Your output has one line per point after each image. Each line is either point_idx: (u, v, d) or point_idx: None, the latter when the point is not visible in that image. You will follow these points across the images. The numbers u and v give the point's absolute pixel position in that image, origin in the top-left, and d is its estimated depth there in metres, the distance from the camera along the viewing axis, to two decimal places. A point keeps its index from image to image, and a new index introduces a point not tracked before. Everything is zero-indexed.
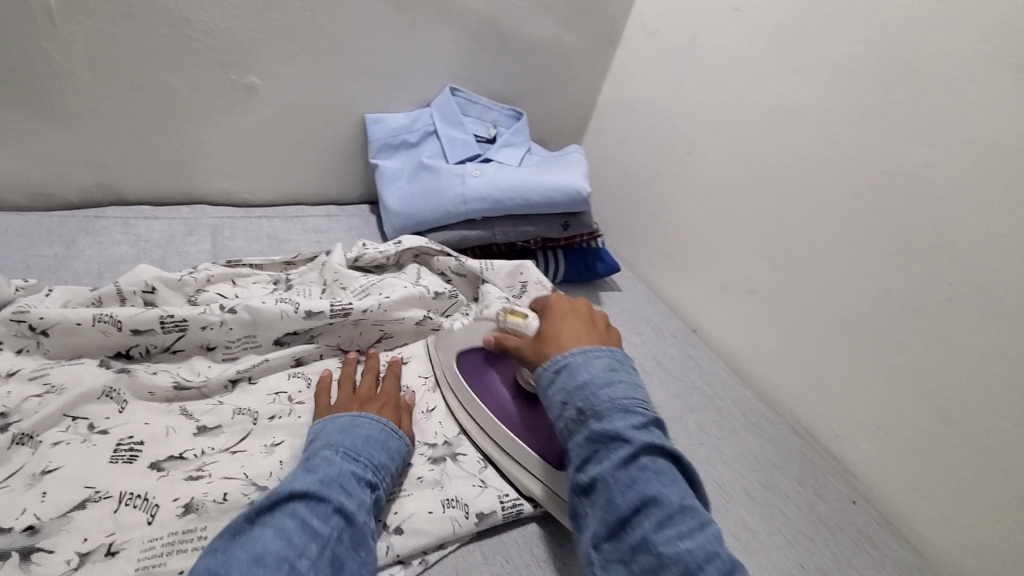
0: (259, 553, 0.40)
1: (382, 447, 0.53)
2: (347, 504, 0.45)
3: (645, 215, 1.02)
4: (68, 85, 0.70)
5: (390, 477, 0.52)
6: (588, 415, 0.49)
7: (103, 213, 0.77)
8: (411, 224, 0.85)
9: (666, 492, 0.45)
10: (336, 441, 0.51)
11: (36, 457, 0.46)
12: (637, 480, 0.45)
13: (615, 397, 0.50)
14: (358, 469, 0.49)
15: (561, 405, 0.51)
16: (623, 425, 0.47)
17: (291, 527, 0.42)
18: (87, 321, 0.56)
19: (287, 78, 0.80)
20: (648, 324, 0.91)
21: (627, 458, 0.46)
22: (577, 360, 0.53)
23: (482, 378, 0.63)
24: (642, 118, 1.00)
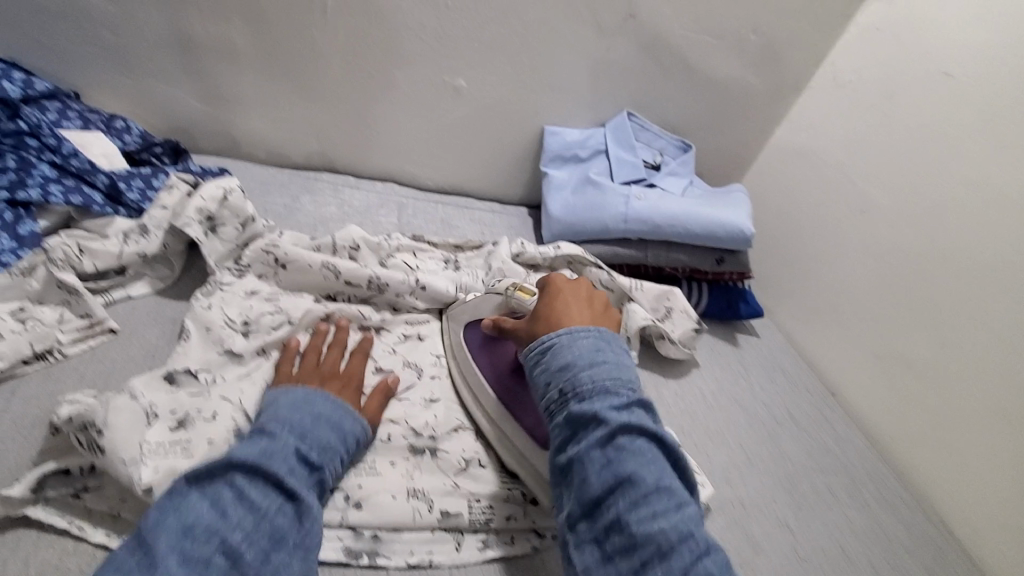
0: (191, 524, 0.38)
1: (334, 424, 0.50)
2: (291, 481, 0.43)
3: (799, 266, 1.00)
4: (320, 69, 0.84)
5: (339, 459, 0.49)
6: (570, 394, 0.49)
7: (318, 177, 0.92)
8: (568, 233, 0.90)
9: (644, 472, 0.44)
10: (284, 414, 0.48)
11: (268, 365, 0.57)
12: (613, 459, 0.45)
13: (598, 378, 0.49)
14: (305, 447, 0.46)
15: (545, 386, 0.52)
16: (601, 405, 0.47)
17: (226, 496, 0.40)
18: (315, 266, 0.67)
19: (489, 84, 0.89)
20: (785, 375, 0.89)
21: (606, 438, 0.46)
22: (563, 342, 0.53)
23: (480, 355, 0.64)
24: (815, 169, 0.98)
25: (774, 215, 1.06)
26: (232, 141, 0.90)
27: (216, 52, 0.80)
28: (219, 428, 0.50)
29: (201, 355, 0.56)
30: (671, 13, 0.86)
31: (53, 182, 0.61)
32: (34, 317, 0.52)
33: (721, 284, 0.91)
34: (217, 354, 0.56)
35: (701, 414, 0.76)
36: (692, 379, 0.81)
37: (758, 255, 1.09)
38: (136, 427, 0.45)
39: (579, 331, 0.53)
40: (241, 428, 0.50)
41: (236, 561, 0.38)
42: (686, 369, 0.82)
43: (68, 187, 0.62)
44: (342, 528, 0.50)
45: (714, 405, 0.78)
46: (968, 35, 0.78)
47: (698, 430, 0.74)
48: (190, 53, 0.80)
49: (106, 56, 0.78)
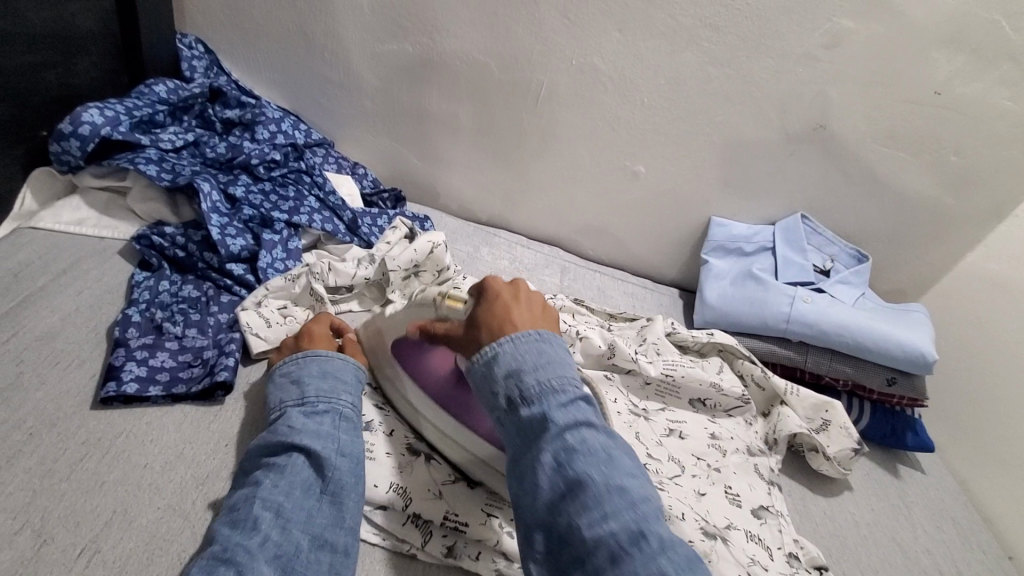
0: (234, 503, 0.46)
1: (327, 374, 0.57)
2: (302, 436, 0.50)
3: (986, 405, 0.89)
4: (519, 144, 0.97)
5: (344, 400, 0.55)
6: (517, 402, 0.47)
7: (498, 233, 1.03)
8: (723, 321, 0.91)
9: (595, 473, 0.42)
10: (282, 388, 0.56)
11: None
12: (564, 460, 0.43)
13: (543, 380, 0.47)
14: (307, 405, 0.53)
15: (492, 396, 0.49)
16: (548, 407, 0.45)
17: (257, 474, 0.48)
18: None
19: (665, 173, 0.96)
20: (956, 525, 0.79)
21: (556, 441, 0.44)
22: (506, 351, 0.49)
23: (417, 365, 0.61)
24: (1014, 302, 0.89)
25: (957, 343, 0.97)
26: (432, 193, 1.05)
27: (440, 122, 0.97)
28: (396, 442, 0.61)
29: None
30: (863, 127, 0.87)
31: (317, 211, 0.78)
32: (291, 314, 0.66)
33: (887, 407, 0.85)
34: None
35: (853, 543, 0.70)
36: (845, 502, 0.75)
37: (932, 383, 1.00)
38: None
39: (520, 337, 0.49)
40: (411, 446, 0.62)
41: (278, 514, 0.45)
42: (839, 490, 0.77)
43: (325, 217, 0.78)
44: (497, 555, 0.55)
45: (868, 536, 0.72)
46: None
47: (847, 559, 0.68)
48: (421, 121, 0.97)
49: (360, 118, 0.99)
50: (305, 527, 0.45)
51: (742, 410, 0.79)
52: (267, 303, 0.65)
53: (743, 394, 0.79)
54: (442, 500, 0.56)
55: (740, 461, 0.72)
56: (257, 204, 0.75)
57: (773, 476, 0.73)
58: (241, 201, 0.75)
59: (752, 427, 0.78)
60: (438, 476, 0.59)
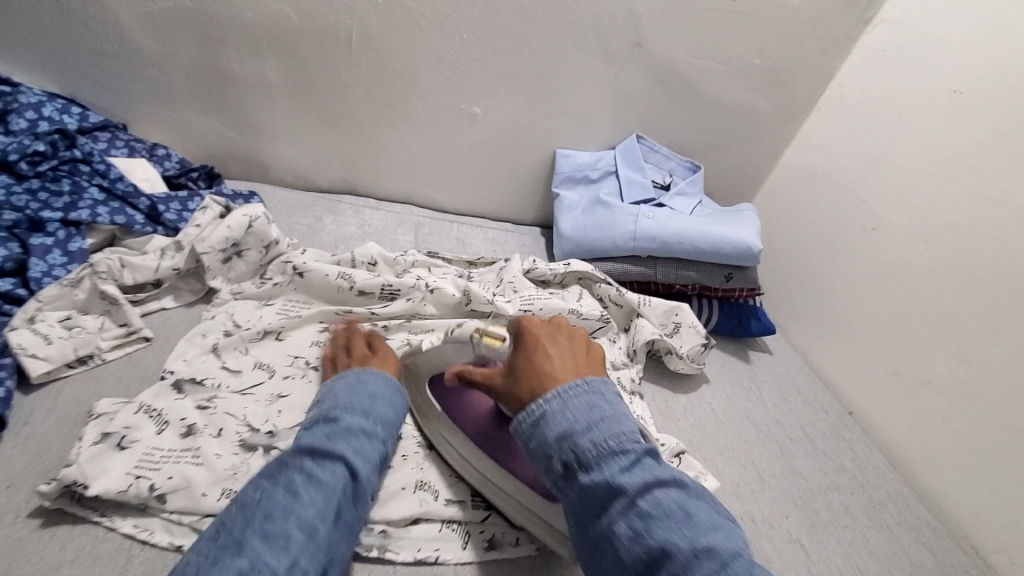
0: (268, 510, 0.42)
1: (391, 407, 0.56)
2: (354, 455, 0.48)
3: (812, 283, 1.00)
4: (343, 101, 0.90)
5: (394, 431, 0.55)
6: (575, 466, 0.46)
7: (341, 199, 0.97)
8: (579, 250, 0.93)
9: (676, 538, 0.40)
10: (344, 398, 0.53)
11: (274, 382, 0.60)
12: (641, 530, 0.41)
13: (598, 440, 0.46)
14: (367, 422, 0.51)
15: (547, 461, 0.48)
16: (611, 471, 0.44)
17: (299, 481, 0.45)
18: (332, 275, 0.71)
19: (501, 112, 0.94)
20: (799, 393, 0.88)
21: (627, 505, 0.42)
22: (556, 409, 0.48)
23: (456, 403, 0.61)
24: (825, 188, 0.99)
25: (787, 233, 1.06)
26: (261, 167, 0.96)
27: (249, 86, 0.87)
28: (227, 441, 0.53)
29: (228, 358, 0.61)
30: (677, 42, 0.90)
31: (100, 204, 0.68)
32: (79, 326, 0.58)
33: (732, 301, 0.92)
34: (245, 359, 0.62)
35: (710, 429, 0.76)
36: (702, 394, 0.82)
37: (771, 273, 1.10)
38: (157, 438, 0.51)
39: (568, 390, 0.49)
40: (247, 441, 0.54)
41: (313, 536, 0.42)
42: (696, 383, 0.83)
43: (114, 208, 0.68)
44: None
45: (723, 420, 0.78)
46: (976, 53, 0.78)
47: (707, 444, 0.74)
48: (226, 87, 0.87)
49: (153, 94, 0.87)
50: (331, 553, 0.43)
51: (603, 330, 0.82)
52: (44, 318, 0.57)
53: (602, 316, 0.82)
54: None
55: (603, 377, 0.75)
56: (20, 207, 0.65)
57: (634, 386, 0.76)
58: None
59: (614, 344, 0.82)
60: None
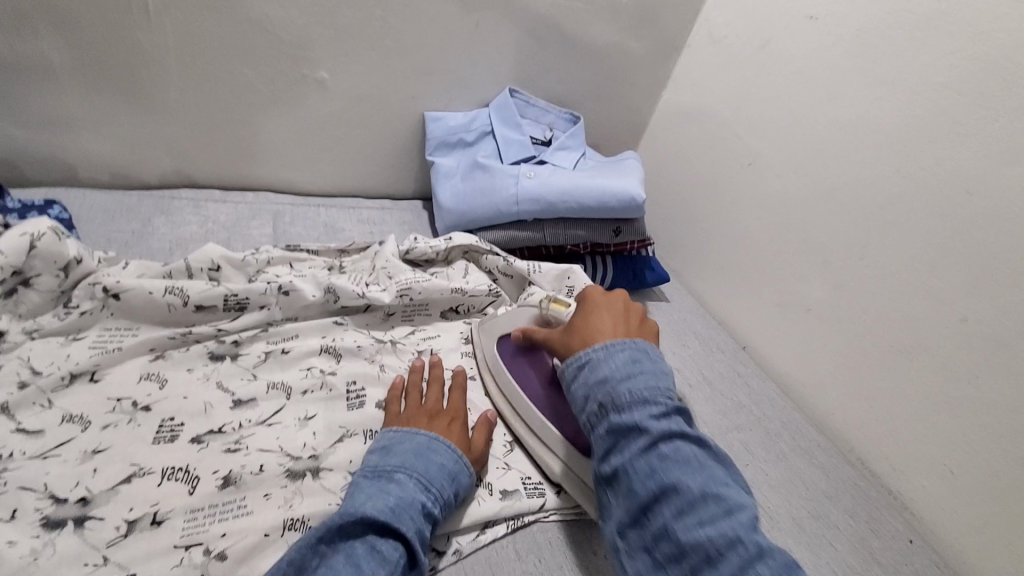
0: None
1: (453, 478, 0.51)
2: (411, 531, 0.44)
3: (698, 225, 1.00)
4: (155, 77, 0.75)
5: (451, 504, 0.50)
6: (608, 407, 0.49)
7: (177, 195, 0.83)
8: (462, 221, 0.86)
9: (688, 479, 0.44)
10: (408, 461, 0.49)
11: (88, 436, 0.49)
12: (658, 468, 0.45)
13: (635, 390, 0.49)
14: (428, 496, 0.47)
15: (583, 399, 0.51)
16: (641, 417, 0.47)
17: (360, 552, 0.42)
18: (158, 291, 0.60)
19: (354, 75, 0.83)
20: (696, 337, 0.89)
21: (649, 447, 0.46)
22: (598, 355, 0.52)
23: (519, 368, 0.65)
24: (702, 127, 0.98)
25: (670, 177, 1.05)
26: (65, 167, 0.79)
27: (20, 67, 0.69)
28: (22, 525, 0.42)
29: (25, 417, 0.49)
30: None
31: None
32: None
33: (624, 254, 0.90)
34: (50, 413, 0.50)
35: None
36: None
37: (660, 219, 1.09)
38: None
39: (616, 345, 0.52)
40: (52, 517, 0.43)
41: None
42: None
43: None
44: None
45: None
46: None
47: None
48: None
49: None
50: None
51: (495, 305, 0.77)
52: None
53: (491, 290, 0.76)
54: (111, 564, 0.42)
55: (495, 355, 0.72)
56: None
57: None
58: None
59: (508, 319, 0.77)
60: (103, 536, 0.43)
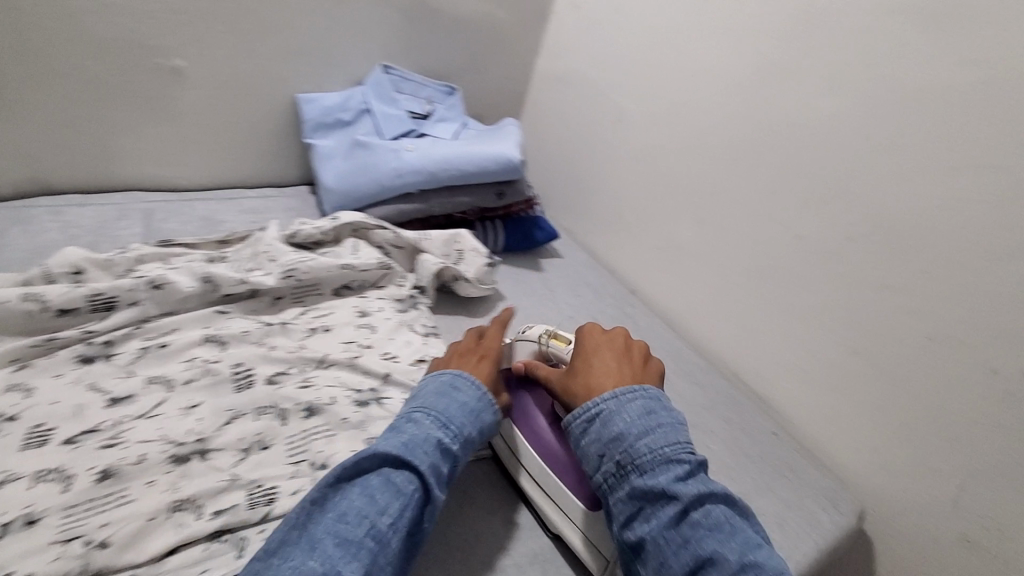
0: (343, 511, 0.42)
1: (474, 416, 0.52)
2: (425, 464, 0.46)
3: (581, 184, 1.06)
4: None
5: (470, 444, 0.52)
6: (628, 468, 0.48)
7: (29, 203, 0.77)
8: (348, 200, 0.86)
9: (725, 549, 0.44)
10: (431, 403, 0.51)
11: None
12: (691, 538, 0.44)
13: (655, 447, 0.48)
14: (446, 432, 0.49)
15: (598, 459, 0.50)
16: (666, 480, 0.46)
17: (375, 484, 0.44)
18: (12, 299, 0.57)
19: (212, 59, 0.81)
20: (587, 287, 0.94)
21: (679, 516, 0.45)
22: (610, 406, 0.51)
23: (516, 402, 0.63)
24: (573, 89, 1.03)
25: (552, 141, 1.10)
26: None
27: None
28: None
29: None
30: None
31: None
32: None
33: (513, 217, 0.94)
34: None
35: None
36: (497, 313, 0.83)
37: (549, 182, 1.13)
38: None
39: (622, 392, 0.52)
40: None
41: (382, 546, 0.42)
42: (491, 304, 0.84)
43: None
44: None
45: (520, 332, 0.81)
46: None
47: None
48: None
49: None
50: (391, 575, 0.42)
51: (388, 277, 0.79)
52: None
53: (382, 262, 0.78)
54: None
55: (390, 325, 0.73)
56: None
57: (428, 327, 0.75)
58: None
59: (402, 288, 0.79)
60: None
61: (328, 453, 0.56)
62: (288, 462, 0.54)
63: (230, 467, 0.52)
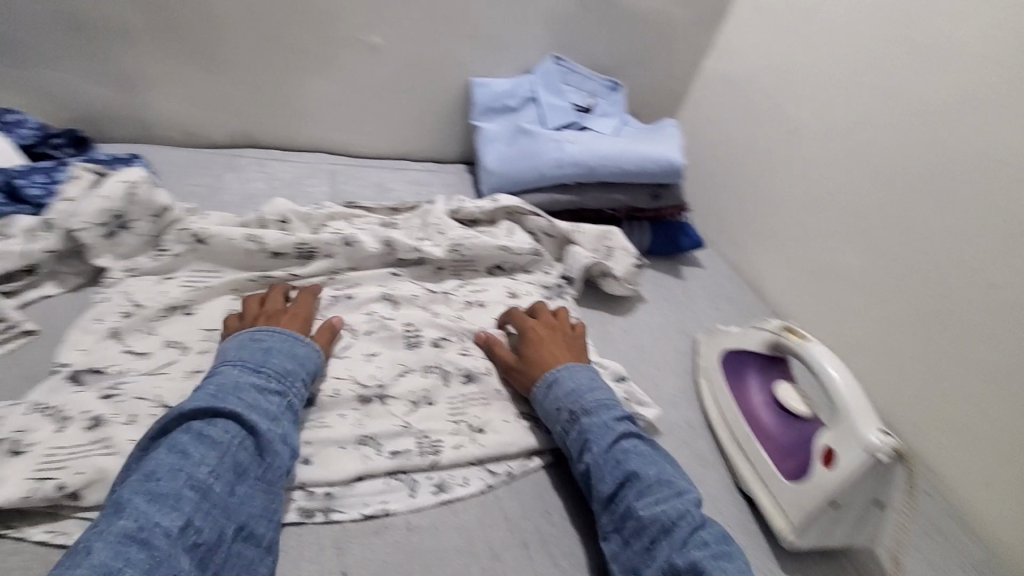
0: (154, 469, 0.41)
1: (292, 356, 0.54)
2: (226, 405, 0.46)
3: (733, 194, 1.03)
4: (223, 38, 0.79)
5: (299, 383, 0.52)
6: (580, 414, 0.56)
7: (242, 153, 0.88)
8: (506, 184, 0.90)
9: (646, 468, 0.52)
10: (238, 355, 0.51)
11: (188, 359, 0.56)
12: (621, 459, 0.53)
13: (600, 398, 0.58)
14: (257, 379, 0.49)
15: (557, 411, 0.58)
16: (607, 418, 0.56)
17: (185, 439, 0.43)
18: (238, 239, 0.66)
19: (407, 39, 0.86)
20: (729, 301, 0.92)
21: (612, 444, 0.54)
22: (564, 376, 0.60)
23: (741, 378, 0.70)
24: (741, 95, 0.99)
25: (709, 147, 1.07)
26: (139, 125, 0.84)
27: (103, 27, 0.74)
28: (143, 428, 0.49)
29: (140, 342, 0.57)
30: None
31: None
32: None
33: (661, 220, 0.94)
34: (156, 339, 0.57)
35: (648, 346, 0.79)
36: (638, 314, 0.83)
37: (696, 188, 1.11)
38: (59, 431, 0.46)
39: (538, 394, 0.60)
40: None
41: (206, 495, 0.41)
42: (633, 305, 0.84)
43: None
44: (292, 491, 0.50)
45: (659, 335, 0.81)
46: None
47: (646, 362, 0.76)
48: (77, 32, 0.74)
49: None
50: (235, 515, 0.42)
51: (535, 263, 0.81)
52: None
53: (534, 248, 0.81)
54: None
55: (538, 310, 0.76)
56: None
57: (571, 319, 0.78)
58: None
59: (548, 276, 0.81)
60: None
61: (484, 419, 0.60)
62: (451, 419, 0.59)
63: (403, 415, 0.58)
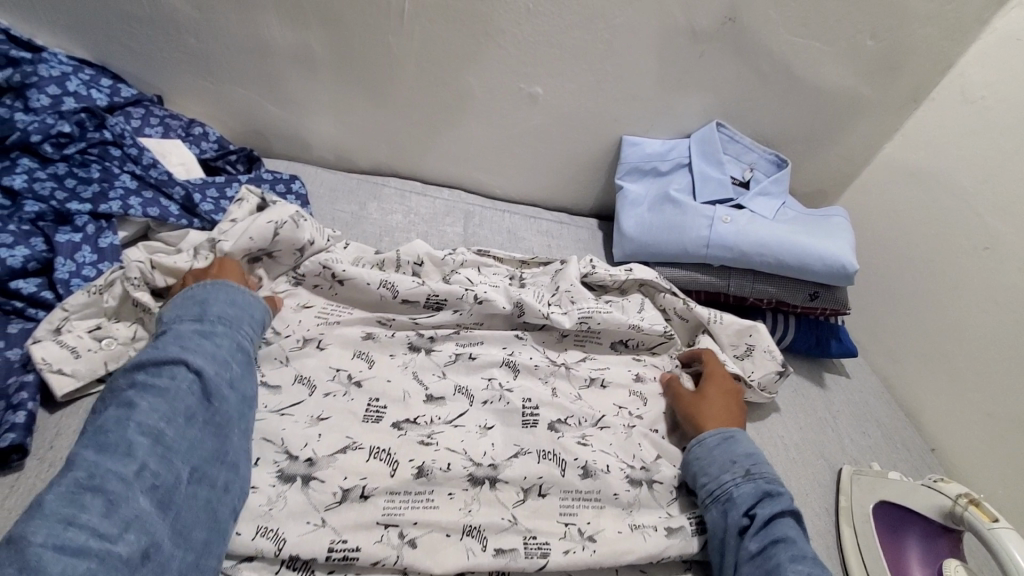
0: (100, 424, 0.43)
1: (236, 309, 0.55)
2: (175, 355, 0.48)
3: (899, 300, 0.89)
4: (390, 74, 0.81)
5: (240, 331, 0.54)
6: (755, 476, 0.57)
7: (387, 182, 0.90)
8: (643, 254, 0.84)
9: (806, 544, 0.52)
10: (171, 315, 0.53)
11: (313, 403, 0.56)
12: (788, 528, 0.53)
13: (773, 473, 0.58)
14: (200, 327, 0.51)
15: (730, 462, 0.58)
16: (781, 489, 0.56)
17: (132, 389, 0.45)
18: (374, 283, 0.66)
19: (565, 92, 0.84)
20: (880, 426, 0.79)
21: (783, 512, 0.54)
22: (744, 440, 0.60)
23: (896, 543, 0.62)
24: (929, 192, 0.86)
25: (877, 240, 0.94)
26: (301, 144, 0.89)
27: (288, 55, 0.78)
28: (264, 472, 0.50)
29: (270, 372, 0.57)
30: (776, 16, 0.77)
31: (134, 194, 0.65)
32: (109, 334, 0.56)
33: (811, 318, 0.83)
34: (288, 369, 0.58)
35: (782, 466, 0.69)
36: (774, 424, 0.74)
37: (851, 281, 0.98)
38: None
39: (709, 438, 0.60)
40: (285, 471, 0.50)
41: (158, 440, 0.43)
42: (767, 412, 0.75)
43: (146, 199, 0.66)
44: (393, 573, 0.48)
45: (796, 455, 0.71)
46: None
47: None
48: (265, 58, 0.78)
49: (186, 62, 0.78)
50: (187, 458, 0.44)
51: (666, 346, 0.74)
52: (71, 328, 0.55)
53: (666, 330, 0.74)
54: (327, 527, 0.48)
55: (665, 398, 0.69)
56: (45, 196, 0.63)
57: None
58: (23, 195, 0.62)
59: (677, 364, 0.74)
60: (322, 498, 0.49)
61: (595, 527, 0.54)
62: (561, 521, 0.54)
63: (512, 505, 0.54)
